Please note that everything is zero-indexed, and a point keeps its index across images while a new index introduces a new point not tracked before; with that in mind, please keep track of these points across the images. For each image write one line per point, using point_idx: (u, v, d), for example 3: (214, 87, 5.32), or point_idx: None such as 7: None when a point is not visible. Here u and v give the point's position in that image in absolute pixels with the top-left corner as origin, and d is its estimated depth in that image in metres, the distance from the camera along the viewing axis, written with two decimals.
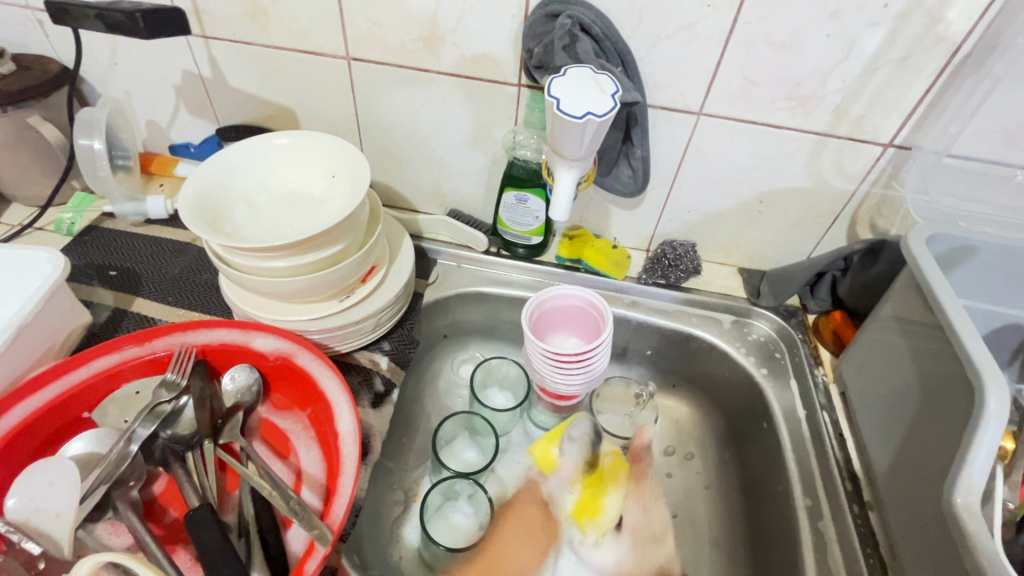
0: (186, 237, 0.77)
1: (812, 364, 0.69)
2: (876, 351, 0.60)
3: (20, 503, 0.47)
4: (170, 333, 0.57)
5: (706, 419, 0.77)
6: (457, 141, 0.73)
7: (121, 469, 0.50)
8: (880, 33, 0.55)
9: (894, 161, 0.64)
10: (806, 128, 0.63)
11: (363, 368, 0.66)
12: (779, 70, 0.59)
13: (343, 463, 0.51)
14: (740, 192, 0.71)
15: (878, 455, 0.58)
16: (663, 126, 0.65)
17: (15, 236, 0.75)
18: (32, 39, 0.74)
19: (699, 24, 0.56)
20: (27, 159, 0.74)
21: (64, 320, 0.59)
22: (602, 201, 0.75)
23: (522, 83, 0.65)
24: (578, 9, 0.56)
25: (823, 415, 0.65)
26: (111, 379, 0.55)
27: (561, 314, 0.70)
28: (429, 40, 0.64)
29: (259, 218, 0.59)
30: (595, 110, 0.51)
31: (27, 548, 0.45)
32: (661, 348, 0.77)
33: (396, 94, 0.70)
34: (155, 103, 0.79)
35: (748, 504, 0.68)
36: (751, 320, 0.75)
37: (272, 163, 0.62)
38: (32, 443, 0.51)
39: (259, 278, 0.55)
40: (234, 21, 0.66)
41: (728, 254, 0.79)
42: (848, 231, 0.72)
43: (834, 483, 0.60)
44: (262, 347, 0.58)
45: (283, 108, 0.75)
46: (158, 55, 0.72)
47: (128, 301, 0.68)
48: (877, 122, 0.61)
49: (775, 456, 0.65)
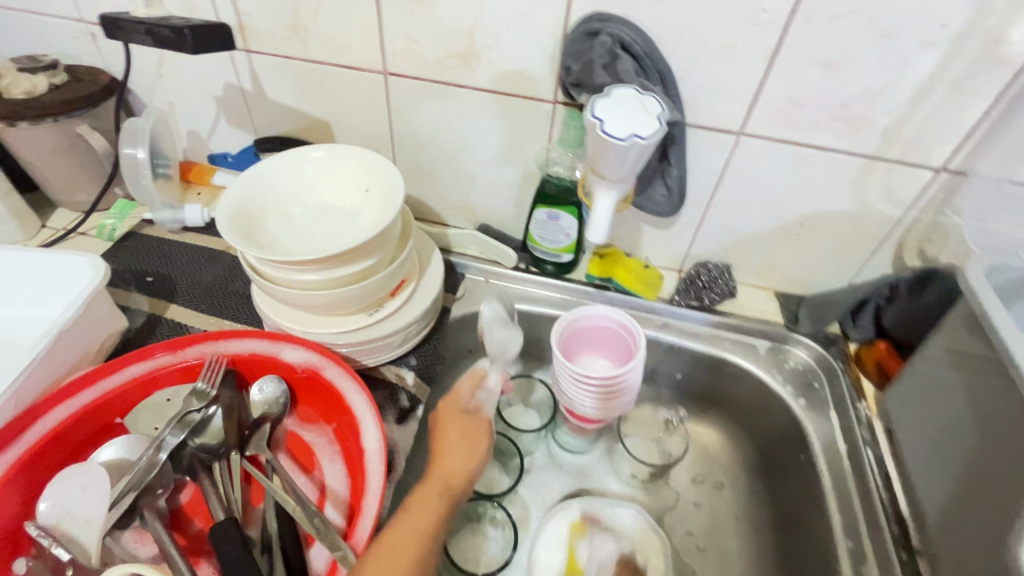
0: (220, 245, 0.78)
1: (854, 396, 0.66)
2: (926, 385, 0.57)
3: (53, 506, 0.48)
4: (203, 341, 0.58)
5: (738, 449, 0.74)
6: (489, 156, 0.73)
7: (149, 477, 0.50)
8: (935, 54, 0.52)
9: (947, 187, 0.61)
10: (852, 150, 0.60)
11: (389, 383, 0.65)
12: (825, 92, 0.57)
13: (368, 481, 0.50)
14: (779, 215, 0.69)
15: (929, 498, 0.54)
16: (700, 146, 0.64)
17: (60, 240, 0.77)
18: (85, 51, 0.76)
19: (743, 43, 0.55)
20: (74, 167, 0.76)
21: (103, 325, 0.60)
22: (634, 219, 0.74)
23: (557, 100, 0.64)
24: (618, 28, 0.56)
25: (867, 452, 0.61)
26: (144, 386, 0.56)
27: (591, 335, 0.68)
28: (466, 56, 0.64)
29: (293, 230, 0.59)
30: (640, 132, 0.50)
31: (56, 554, 0.46)
32: (693, 373, 0.75)
33: (430, 109, 0.70)
34: (197, 113, 0.81)
35: (783, 541, 0.65)
36: (788, 346, 0.72)
37: (308, 176, 0.62)
38: (67, 448, 0.52)
39: (291, 291, 0.56)
40: (276, 36, 0.68)
41: (764, 277, 0.76)
42: (894, 257, 0.69)
43: (879, 527, 0.56)
44: (291, 359, 0.58)
45: (319, 121, 0.76)
46: (202, 68, 0.74)
47: (163, 306, 0.69)
48: (928, 146, 0.58)
49: (814, 492, 0.61)
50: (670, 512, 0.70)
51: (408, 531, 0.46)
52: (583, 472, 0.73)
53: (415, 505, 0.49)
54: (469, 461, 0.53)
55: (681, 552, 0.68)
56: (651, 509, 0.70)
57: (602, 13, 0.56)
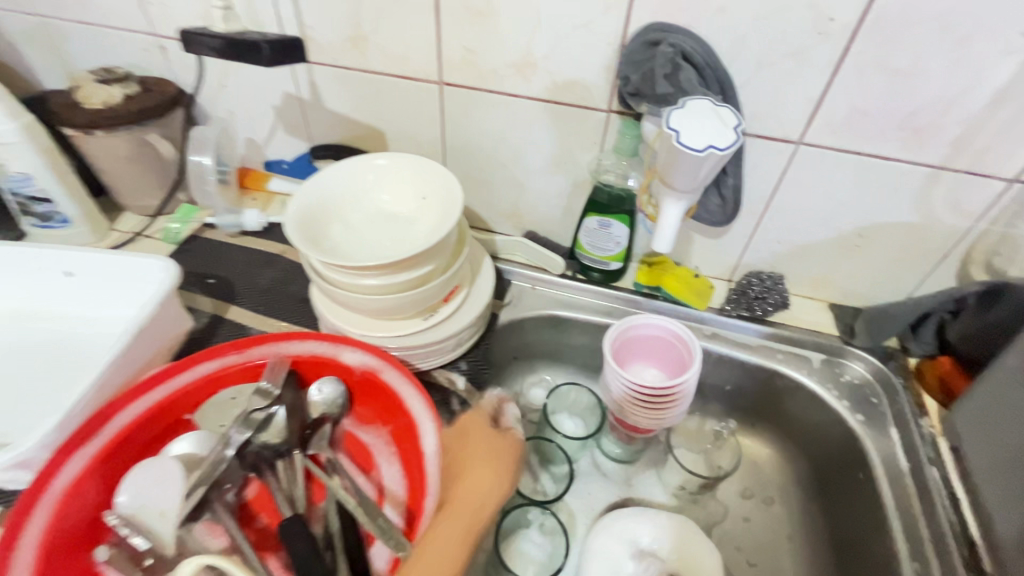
0: (276, 249, 0.80)
1: (916, 413, 0.64)
2: (1001, 405, 0.54)
3: (129, 498, 0.50)
4: (266, 342, 0.60)
5: (790, 463, 0.73)
6: (540, 164, 0.73)
7: (220, 468, 0.52)
8: (1014, 61, 0.51)
9: (1019, 198, 0.59)
10: (918, 160, 0.59)
11: (441, 388, 0.66)
12: (892, 100, 0.56)
13: (430, 483, 0.52)
14: (836, 225, 0.67)
15: (1004, 523, 0.52)
16: (757, 155, 0.63)
17: (127, 242, 0.81)
18: (155, 63, 0.80)
19: (807, 51, 0.54)
20: (142, 173, 0.80)
21: (171, 325, 0.63)
22: (684, 228, 0.73)
23: (612, 108, 0.65)
24: (679, 37, 0.56)
25: (932, 470, 0.59)
26: (211, 384, 0.58)
27: (643, 343, 0.68)
28: (522, 66, 0.65)
29: (354, 236, 0.61)
30: (717, 144, 0.51)
31: (136, 543, 0.49)
32: (743, 384, 0.74)
33: (484, 119, 0.71)
34: (256, 122, 0.84)
35: (841, 561, 0.63)
36: (844, 360, 0.70)
37: (367, 183, 0.64)
38: (141, 441, 0.54)
39: (352, 295, 0.57)
40: (337, 48, 0.70)
41: (818, 288, 0.75)
42: (958, 270, 0.67)
43: (947, 549, 0.54)
44: (350, 361, 0.59)
45: (373, 130, 0.78)
46: (265, 79, 0.77)
47: (224, 308, 0.72)
48: (1002, 155, 0.56)
49: (875, 510, 0.60)
50: (718, 525, 0.69)
51: (452, 537, 0.48)
52: (629, 482, 0.73)
53: (454, 508, 0.51)
54: (497, 469, 0.54)
55: (731, 566, 0.67)
56: (701, 522, 0.70)
57: (663, 23, 0.56)
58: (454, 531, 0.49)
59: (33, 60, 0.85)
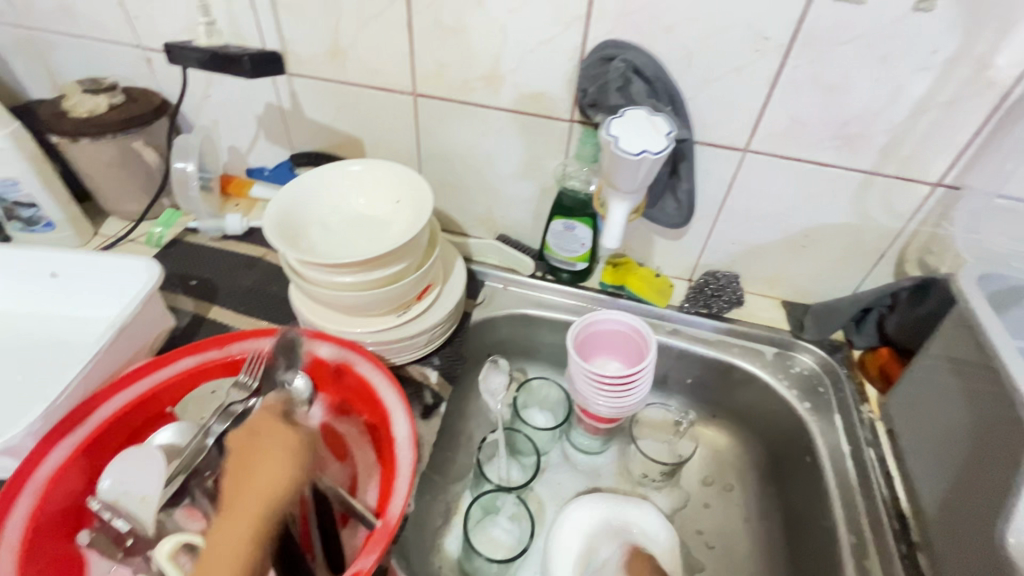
0: (258, 252, 0.83)
1: (857, 400, 0.69)
2: (927, 391, 0.60)
3: (113, 484, 0.53)
4: (246, 339, 0.63)
5: (748, 451, 0.77)
6: (510, 171, 0.78)
7: (198, 459, 0.54)
8: (928, 77, 0.56)
9: (943, 201, 0.64)
10: (852, 166, 0.64)
11: (415, 381, 0.69)
12: (826, 112, 0.61)
13: (399, 468, 0.55)
14: (784, 226, 0.72)
15: (928, 494, 0.57)
16: (709, 162, 0.68)
17: (111, 246, 0.83)
18: (140, 73, 0.83)
19: (748, 66, 0.60)
20: (127, 179, 0.83)
21: (154, 323, 0.65)
22: (646, 230, 0.78)
23: (574, 118, 0.69)
24: (632, 54, 0.61)
25: (870, 452, 0.64)
26: (192, 377, 0.61)
27: (605, 338, 0.72)
28: (490, 79, 0.69)
29: (331, 237, 0.64)
30: (651, 148, 0.55)
31: (117, 525, 0.52)
32: (703, 377, 0.78)
33: (457, 128, 0.76)
34: (239, 130, 0.87)
35: (792, 541, 0.67)
36: (794, 352, 0.75)
37: (344, 188, 0.68)
38: (123, 432, 0.57)
39: (329, 291, 0.61)
40: (316, 61, 0.74)
41: (771, 286, 0.80)
42: (895, 267, 0.72)
43: (880, 522, 0.59)
44: (327, 355, 0.62)
45: (352, 138, 0.82)
46: (247, 90, 0.81)
47: (206, 308, 0.75)
48: (925, 162, 0.62)
49: (819, 491, 0.64)
50: (680, 511, 0.73)
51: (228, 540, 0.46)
52: (596, 471, 0.76)
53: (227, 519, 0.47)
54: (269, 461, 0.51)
55: (691, 549, 0.70)
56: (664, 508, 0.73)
57: (617, 40, 0.61)
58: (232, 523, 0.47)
59: (19, 70, 0.88)
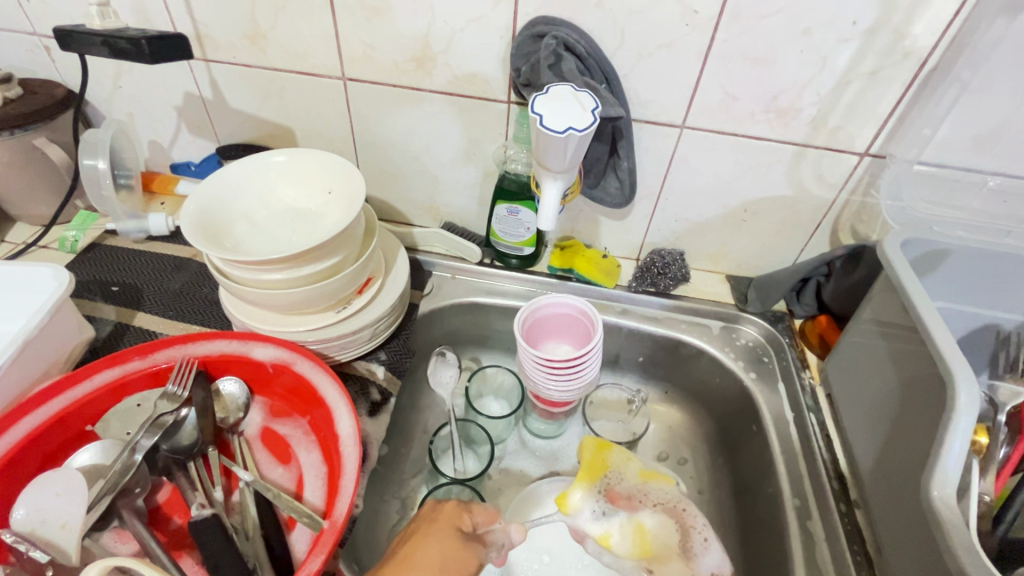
0: (187, 253, 0.79)
1: (799, 367, 0.71)
2: (861, 354, 0.62)
3: (29, 513, 0.48)
4: (172, 345, 0.59)
5: (698, 424, 0.79)
6: (450, 156, 0.75)
7: (125, 480, 0.51)
8: (850, 48, 0.57)
9: (871, 170, 0.66)
10: (785, 139, 0.65)
11: (360, 378, 0.67)
12: (757, 86, 0.61)
13: (344, 465, 0.52)
14: (724, 201, 0.73)
15: (863, 454, 0.59)
16: (647, 140, 0.68)
17: (20, 253, 0.77)
18: (40, 64, 0.76)
19: (679, 41, 0.59)
20: (31, 179, 0.76)
21: (69, 335, 0.61)
22: (591, 211, 0.78)
23: (511, 100, 0.68)
24: (563, 30, 0.59)
25: (811, 418, 0.66)
26: (115, 392, 0.56)
27: (553, 322, 0.71)
28: (421, 60, 0.66)
29: (259, 234, 0.61)
30: (576, 126, 0.54)
31: (35, 557, 0.46)
32: (653, 355, 0.79)
33: (391, 113, 0.72)
34: (158, 123, 0.81)
35: (741, 508, 0.69)
36: (739, 325, 0.77)
37: (271, 180, 0.64)
38: (36, 458, 0.52)
39: (258, 290, 0.57)
40: (234, 45, 0.69)
41: (715, 261, 0.81)
42: (830, 237, 0.74)
43: (821, 483, 0.61)
44: (261, 356, 0.59)
45: (280, 127, 0.77)
46: (163, 79, 0.75)
47: (130, 315, 0.70)
48: (852, 132, 0.63)
49: (765, 458, 0.66)
50: None
51: None
52: (554, 455, 0.76)
53: None
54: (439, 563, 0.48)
55: None
56: None
57: (547, 17, 0.60)
58: None
59: None
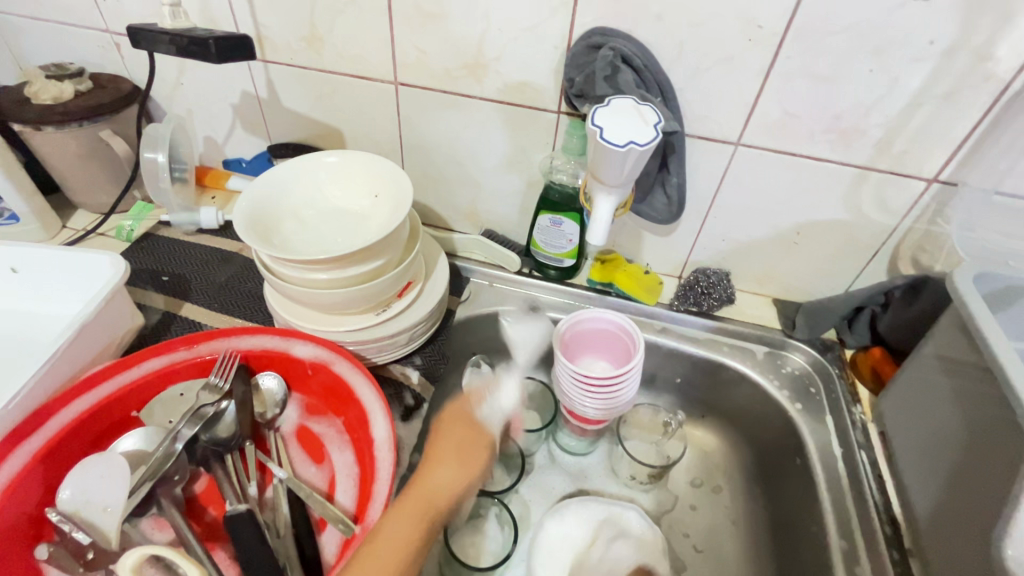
0: (234, 247, 0.80)
1: (850, 401, 0.67)
2: (921, 391, 0.58)
3: (74, 494, 0.50)
4: (218, 338, 0.60)
5: (735, 452, 0.76)
6: (494, 164, 0.75)
7: (166, 466, 0.52)
8: (924, 69, 0.54)
9: (939, 197, 0.63)
10: (847, 161, 0.62)
11: (395, 382, 0.67)
12: (820, 104, 0.59)
13: (379, 470, 0.52)
14: (776, 222, 0.70)
15: (919, 498, 0.55)
16: (699, 155, 0.66)
17: (80, 239, 0.80)
18: (109, 59, 0.80)
19: (740, 56, 0.57)
20: (95, 169, 0.79)
21: (122, 322, 0.63)
22: (635, 226, 0.76)
23: (561, 110, 0.67)
24: (620, 41, 0.58)
25: (861, 455, 0.62)
26: (160, 380, 0.58)
27: (592, 337, 0.70)
28: (473, 67, 0.66)
29: (306, 233, 0.62)
30: (637, 140, 0.53)
31: (77, 538, 0.48)
32: (692, 377, 0.77)
33: (439, 118, 0.73)
34: (214, 120, 0.84)
35: (780, 544, 0.66)
36: (786, 352, 0.74)
37: (319, 179, 0.65)
38: (84, 440, 0.54)
39: (302, 288, 0.58)
40: (292, 47, 0.71)
41: (762, 284, 0.78)
42: (888, 265, 0.70)
43: (872, 527, 0.57)
44: (302, 354, 0.60)
45: (330, 128, 0.79)
46: (222, 78, 0.77)
47: (177, 305, 0.72)
48: (921, 157, 0.60)
49: (809, 492, 0.63)
50: (668, 514, 0.72)
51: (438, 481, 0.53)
52: (582, 474, 0.74)
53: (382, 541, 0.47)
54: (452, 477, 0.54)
55: (678, 552, 0.69)
56: (651, 511, 0.72)
57: (604, 27, 0.59)
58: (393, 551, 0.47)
59: None
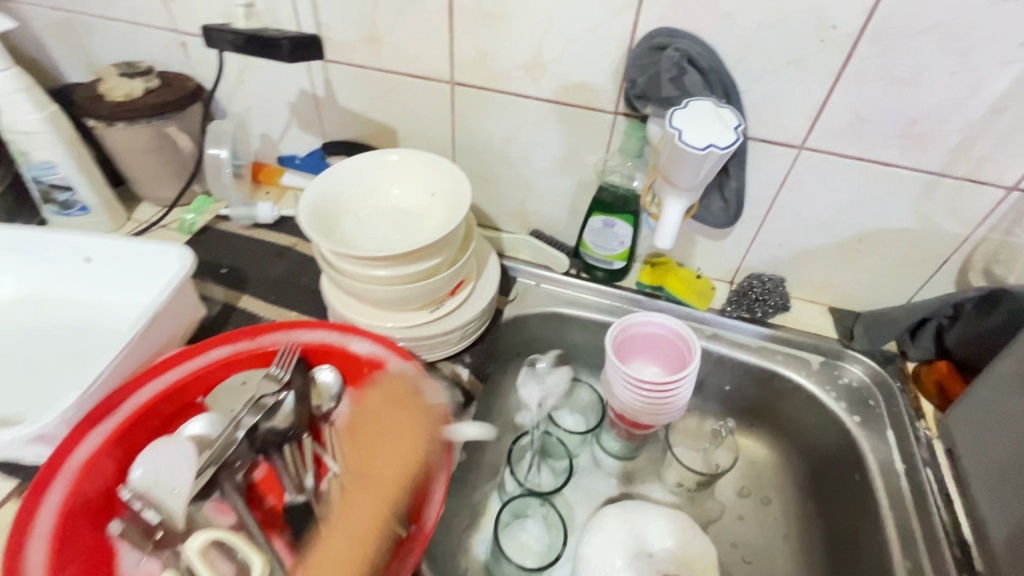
0: (288, 242, 0.82)
1: (912, 416, 0.65)
2: (991, 408, 0.56)
3: (144, 473, 0.52)
4: (279, 330, 0.62)
5: (787, 464, 0.74)
6: (546, 164, 0.75)
7: (229, 454, 0.53)
8: (1012, 72, 0.52)
9: (1018, 206, 0.60)
10: (919, 167, 0.60)
11: (446, 379, 0.67)
12: (894, 108, 0.57)
13: (435, 470, 0.54)
14: (838, 229, 0.68)
15: (993, 520, 0.53)
16: (760, 159, 0.65)
17: (144, 231, 0.83)
18: (175, 58, 0.83)
19: (810, 58, 0.56)
20: (160, 164, 0.82)
21: (187, 312, 0.65)
22: (688, 229, 0.75)
23: (619, 111, 0.66)
24: (686, 43, 0.58)
25: (926, 472, 0.60)
26: (225, 367, 0.60)
27: (643, 340, 0.69)
28: (532, 68, 0.66)
29: (364, 229, 0.63)
30: (718, 144, 0.52)
31: (148, 516, 0.50)
32: (742, 386, 0.75)
33: (493, 118, 0.73)
34: (271, 118, 0.86)
35: (836, 562, 0.64)
36: (843, 363, 0.71)
37: (377, 176, 0.66)
38: (155, 422, 0.56)
39: (362, 284, 0.59)
40: (352, 47, 0.72)
41: (818, 292, 0.76)
42: (957, 276, 0.67)
43: (939, 548, 0.55)
44: (360, 350, 0.61)
45: (384, 127, 0.80)
46: (282, 76, 0.79)
47: (236, 297, 0.74)
48: (1001, 164, 0.57)
49: (868, 509, 0.61)
50: (715, 523, 0.70)
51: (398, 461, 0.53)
52: (627, 478, 0.74)
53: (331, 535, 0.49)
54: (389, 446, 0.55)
55: (727, 563, 0.68)
56: (697, 519, 0.70)
57: (669, 28, 0.58)
58: (345, 537, 0.49)
59: (57, 53, 0.88)
